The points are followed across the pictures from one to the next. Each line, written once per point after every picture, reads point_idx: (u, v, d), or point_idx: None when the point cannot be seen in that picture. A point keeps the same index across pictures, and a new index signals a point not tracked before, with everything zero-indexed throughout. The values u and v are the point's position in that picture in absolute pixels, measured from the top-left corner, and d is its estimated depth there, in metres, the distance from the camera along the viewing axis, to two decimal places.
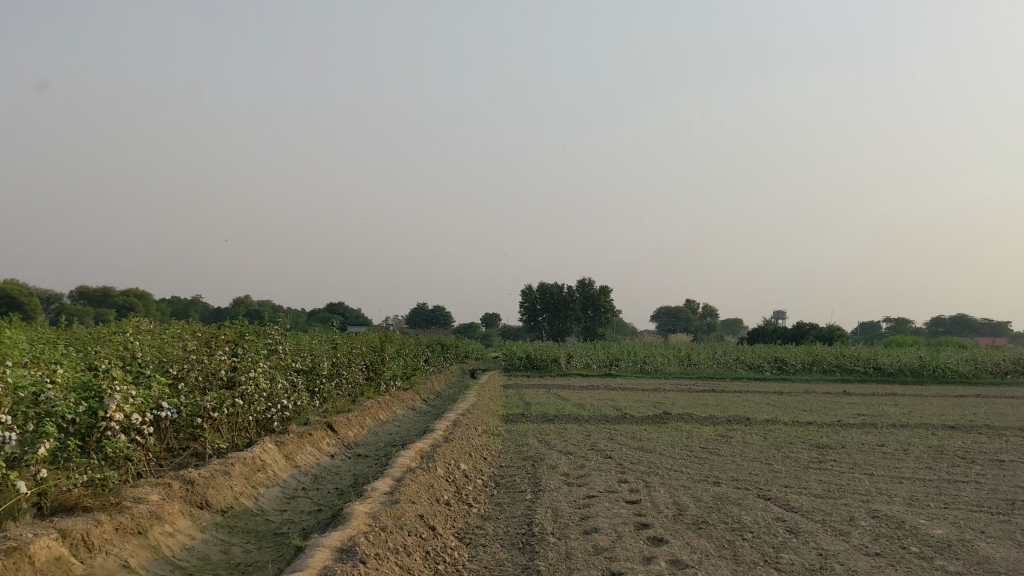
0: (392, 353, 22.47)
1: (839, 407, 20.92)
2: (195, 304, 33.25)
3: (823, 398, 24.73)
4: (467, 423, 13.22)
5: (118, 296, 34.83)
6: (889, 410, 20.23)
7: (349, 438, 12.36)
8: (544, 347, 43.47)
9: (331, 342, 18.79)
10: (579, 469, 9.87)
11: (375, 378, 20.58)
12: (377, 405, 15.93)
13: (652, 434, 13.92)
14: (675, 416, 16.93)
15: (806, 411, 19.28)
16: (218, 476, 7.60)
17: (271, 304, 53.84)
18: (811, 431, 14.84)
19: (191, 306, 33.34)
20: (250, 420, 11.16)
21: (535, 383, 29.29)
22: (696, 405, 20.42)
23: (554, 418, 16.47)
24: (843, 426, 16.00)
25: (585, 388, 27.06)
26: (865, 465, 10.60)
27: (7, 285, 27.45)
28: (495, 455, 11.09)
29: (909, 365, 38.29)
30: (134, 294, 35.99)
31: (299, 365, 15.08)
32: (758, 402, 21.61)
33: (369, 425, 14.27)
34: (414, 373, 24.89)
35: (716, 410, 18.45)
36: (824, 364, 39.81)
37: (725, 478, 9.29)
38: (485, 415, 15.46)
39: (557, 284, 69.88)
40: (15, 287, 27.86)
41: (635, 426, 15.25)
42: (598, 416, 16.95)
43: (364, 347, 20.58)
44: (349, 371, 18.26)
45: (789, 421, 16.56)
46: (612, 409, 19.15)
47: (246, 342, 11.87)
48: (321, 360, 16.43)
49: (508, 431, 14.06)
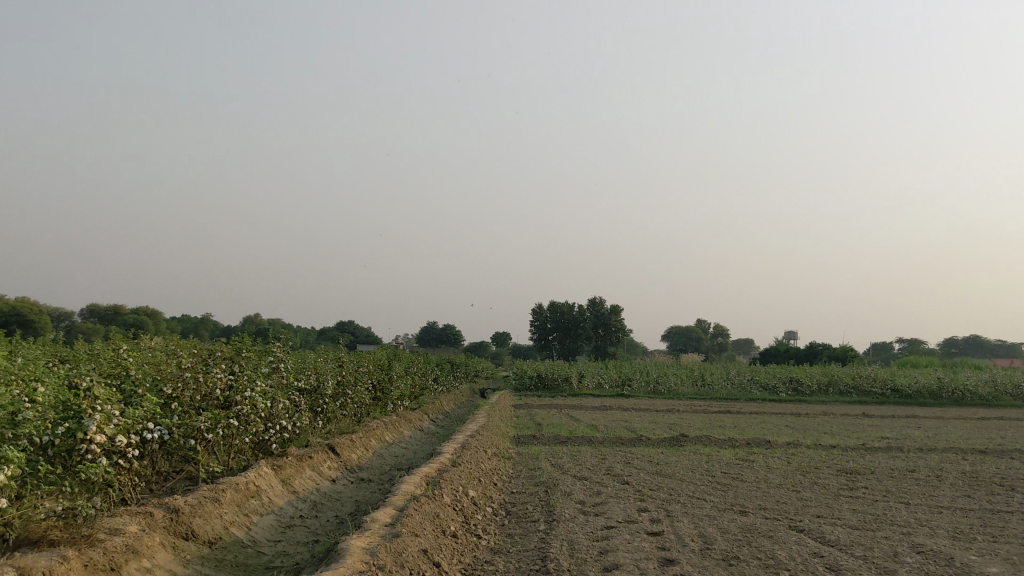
0: (400, 372, 21.93)
1: (861, 430, 20.23)
2: (204, 322, 32.85)
3: (843, 420, 24.01)
4: (476, 446, 12.63)
5: (127, 314, 34.46)
6: (913, 434, 19.50)
7: (352, 461, 11.79)
8: (555, 366, 42.87)
9: (337, 360, 18.26)
10: (595, 496, 9.26)
11: (383, 398, 20.04)
12: (383, 426, 15.37)
13: (669, 458, 13.30)
14: (693, 438, 16.29)
15: (828, 434, 18.58)
16: (206, 503, 7.04)
17: (280, 323, 53.47)
18: (836, 455, 14.19)
19: (201, 324, 32.96)
20: (247, 442, 10.62)
21: (547, 403, 28.69)
22: (713, 427, 19.76)
23: (567, 440, 15.86)
24: (868, 449, 15.34)
25: (598, 409, 26.43)
26: (899, 493, 9.96)
27: (17, 303, 27.14)
28: (506, 480, 10.50)
29: (928, 387, 37.47)
30: (144, 313, 35.61)
31: (302, 383, 14.56)
32: (776, 424, 20.93)
33: (374, 447, 13.70)
34: (423, 393, 24.33)
35: (734, 433, 17.79)
36: (840, 386, 39.03)
37: (752, 507, 8.68)
38: (496, 437, 14.88)
39: (568, 303, 69.33)
40: (25, 304, 27.54)
41: (651, 448, 14.65)
42: (612, 438, 16.33)
43: (372, 365, 20.05)
44: (355, 391, 17.72)
45: (811, 444, 15.91)
46: (627, 430, 18.52)
47: (245, 359, 11.34)
48: (326, 378, 15.90)
49: (520, 454, 13.47)
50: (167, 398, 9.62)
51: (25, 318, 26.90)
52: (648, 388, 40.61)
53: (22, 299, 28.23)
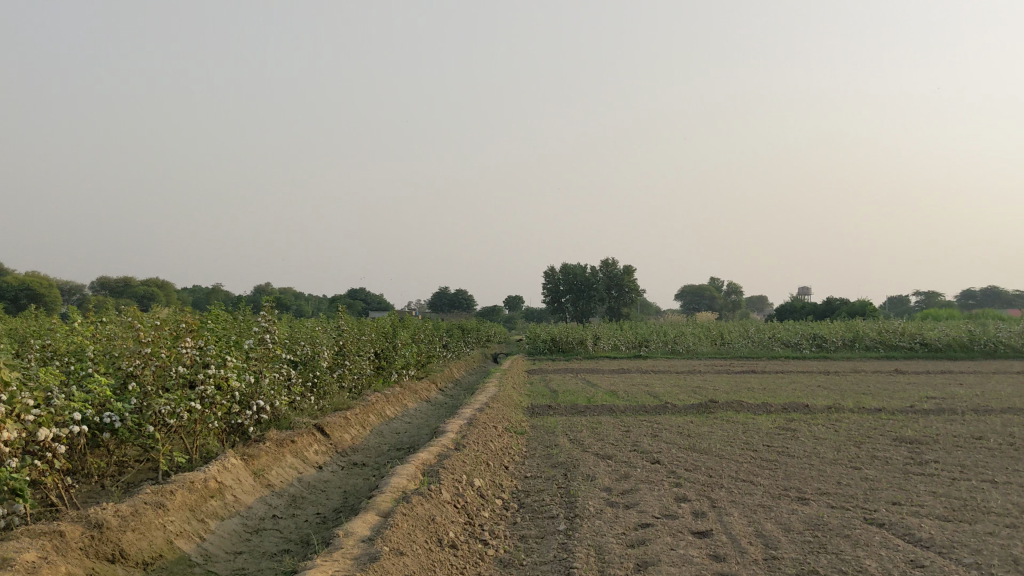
0: (406, 339, 20.58)
1: (900, 389, 18.77)
2: (217, 293, 31.52)
3: (877, 379, 22.55)
4: (485, 420, 11.24)
5: (136, 286, 33.25)
6: (957, 391, 18.05)
7: (345, 443, 10.44)
8: (569, 329, 41.48)
9: (336, 327, 16.93)
10: (623, 482, 7.87)
11: (386, 367, 18.68)
12: (383, 398, 14.00)
13: (701, 428, 11.89)
14: (723, 404, 14.85)
15: (866, 395, 17.14)
16: (148, 510, 5.70)
17: (291, 292, 52.20)
18: (886, 420, 12.75)
19: (212, 295, 31.64)
20: (219, 427, 9.30)
21: (561, 368, 27.33)
22: (741, 390, 18.35)
23: (585, 409, 14.46)
24: (917, 412, 13.89)
25: (615, 373, 25.07)
26: (977, 469, 8.51)
27: (24, 277, 25.93)
28: (518, 462, 9.10)
29: (958, 341, 35.97)
30: (156, 285, 34.33)
31: (289, 356, 13.20)
32: (808, 386, 19.48)
33: (372, 424, 12.35)
34: (431, 361, 23.01)
35: (766, 397, 16.36)
36: (866, 342, 37.54)
37: (811, 494, 7.25)
38: (506, 408, 13.50)
39: (580, 264, 68.03)
40: (31, 277, 26.33)
41: (679, 417, 13.24)
42: (635, 406, 14.92)
43: (374, 332, 18.68)
44: (354, 362, 16.34)
45: (853, 407, 14.47)
46: (648, 397, 17.10)
47: (219, 331, 9.94)
48: (320, 348, 14.54)
49: (534, 427, 12.09)
50: (124, 378, 8.28)
51: (36, 293, 25.64)
52: (666, 350, 39.20)
53: (27, 273, 27.05)
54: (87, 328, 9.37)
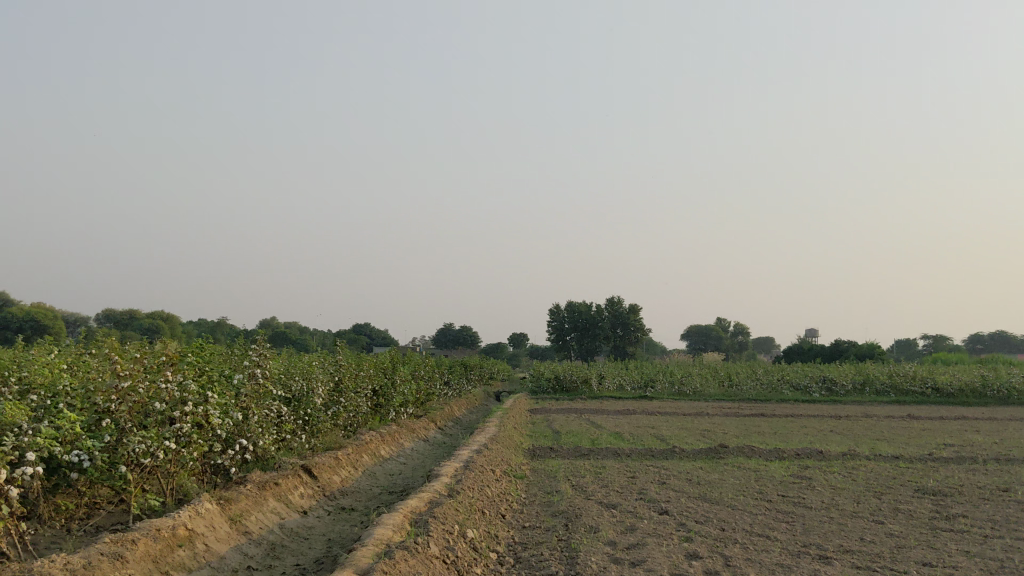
0: (406, 376, 20.04)
1: (916, 436, 18.12)
2: (220, 326, 31.00)
3: (889, 424, 21.89)
4: (482, 463, 10.65)
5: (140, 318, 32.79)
6: (975, 439, 17.41)
7: (334, 486, 9.86)
8: (575, 367, 40.84)
9: (333, 362, 16.42)
10: (629, 535, 7.31)
11: (384, 405, 18.13)
12: (378, 437, 13.43)
13: (711, 475, 11.30)
14: (732, 448, 14.25)
15: (880, 441, 16.52)
16: (102, 562, 5.15)
17: (295, 326, 51.60)
18: (905, 469, 12.15)
19: (215, 328, 31.13)
20: (199, 467, 8.75)
21: (565, 408, 26.70)
22: (750, 434, 17.73)
23: (588, 452, 13.88)
24: (936, 461, 13.27)
25: (620, 414, 24.49)
26: (1010, 524, 7.92)
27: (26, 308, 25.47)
28: (516, 510, 8.53)
29: (970, 386, 35.23)
30: (160, 318, 33.81)
31: (280, 392, 12.67)
32: (820, 431, 18.86)
33: (365, 465, 11.78)
34: (431, 399, 22.44)
35: (776, 442, 15.75)
36: (876, 386, 36.82)
37: (834, 551, 6.68)
38: (506, 450, 12.92)
39: (586, 302, 67.55)
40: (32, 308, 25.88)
41: (687, 462, 12.65)
42: (641, 450, 14.33)
43: (372, 368, 18.14)
44: (350, 399, 15.80)
45: (869, 455, 13.85)
46: (654, 439, 16.51)
47: (207, 365, 9.42)
48: (315, 383, 14.02)
49: (535, 471, 11.51)
50: (99, 414, 7.76)
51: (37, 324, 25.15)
52: (672, 390, 38.53)
53: (28, 303, 26.59)
54: (66, 359, 8.86)
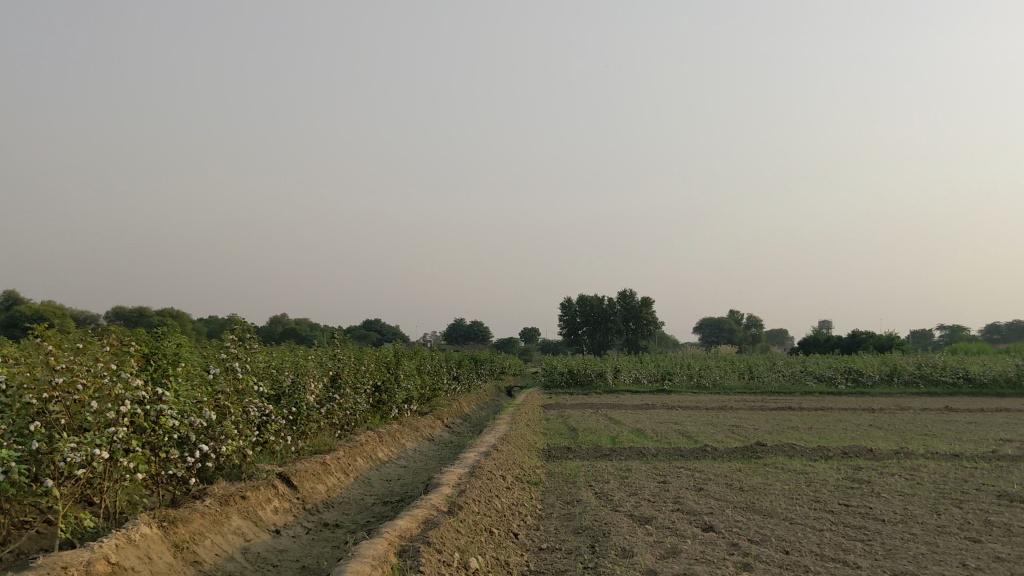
0: (411, 370, 18.64)
1: (966, 430, 16.58)
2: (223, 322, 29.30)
3: (930, 417, 20.40)
4: (490, 466, 9.23)
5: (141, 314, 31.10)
6: None
7: (317, 496, 8.46)
8: (588, 361, 39.28)
9: (330, 355, 15.02)
10: (672, 563, 5.84)
11: (386, 403, 16.72)
12: (375, 438, 12.05)
13: (754, 479, 9.83)
14: (771, 446, 12.79)
15: (929, 437, 15.02)
16: None
17: (303, 322, 49.96)
18: (972, 470, 10.67)
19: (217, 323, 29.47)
20: (157, 477, 7.33)
21: (580, 403, 25.19)
22: (783, 430, 16.29)
23: (610, 453, 12.42)
24: (1002, 459, 11.79)
25: (638, 408, 23.04)
26: None
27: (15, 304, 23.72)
28: (531, 527, 7.10)
29: (1004, 376, 33.62)
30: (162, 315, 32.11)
31: (263, 385, 11.29)
32: (858, 426, 17.37)
33: (358, 471, 10.36)
34: (438, 395, 21.03)
35: (817, 439, 14.26)
36: (905, 376, 35.25)
37: None
38: (517, 451, 11.45)
39: (597, 295, 65.99)
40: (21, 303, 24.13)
41: (723, 464, 11.18)
42: (668, 449, 12.88)
43: (373, 363, 16.71)
44: (346, 396, 14.36)
45: (926, 453, 12.38)
46: (680, 437, 15.06)
47: (171, 356, 8.00)
48: (306, 378, 12.64)
49: (551, 477, 10.06)
50: (28, 416, 6.36)
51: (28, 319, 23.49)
52: (690, 383, 37.05)
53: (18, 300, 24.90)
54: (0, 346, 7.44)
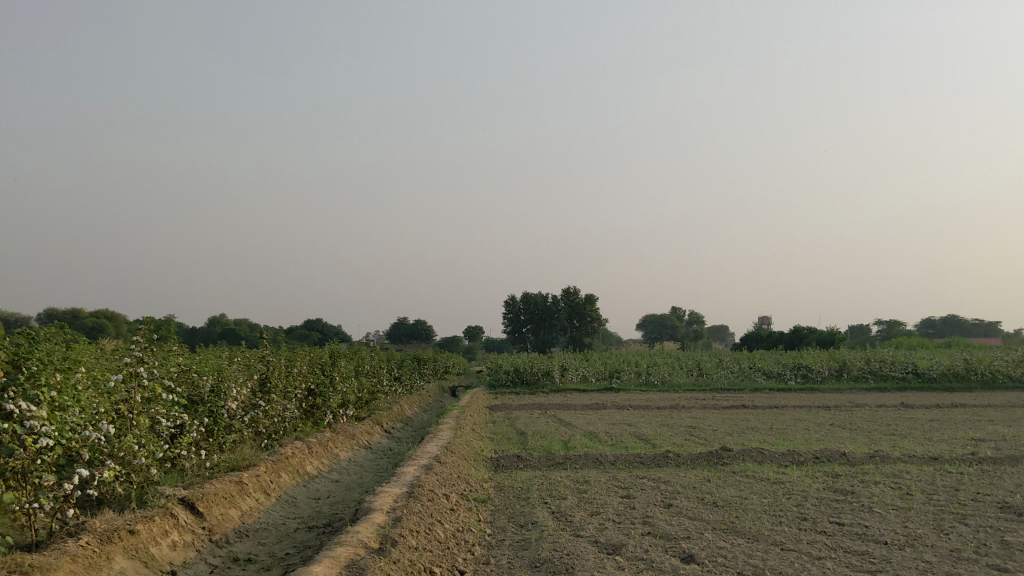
0: (347, 371, 17.38)
1: (931, 428, 15.90)
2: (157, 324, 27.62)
3: (887, 415, 19.76)
4: (432, 483, 8.08)
5: None
6: (1000, 430, 15.29)
7: (228, 524, 7.23)
8: (534, 359, 38.12)
9: (256, 356, 13.72)
10: None
11: (319, 408, 15.44)
12: (302, 449, 10.80)
13: (726, 492, 8.83)
14: (736, 451, 11.84)
15: (896, 437, 14.26)
16: None
17: (241, 322, 48.10)
18: (956, 475, 9.83)
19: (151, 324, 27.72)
20: (26, 508, 6.01)
21: (528, 403, 24.17)
22: (744, 432, 15.41)
23: (563, 461, 11.34)
24: (981, 462, 11.00)
25: (587, 408, 22.08)
26: None
27: None
28: (480, 562, 5.96)
29: (953, 370, 33.44)
30: None
31: (176, 392, 9.95)
32: (821, 426, 16.57)
33: (282, 491, 9.12)
34: (377, 398, 19.76)
35: (782, 442, 13.37)
36: (854, 371, 34.92)
37: None
38: (464, 463, 10.29)
39: (542, 292, 65.11)
40: None
41: (688, 474, 10.15)
42: (626, 455, 11.84)
43: (305, 365, 15.40)
44: (273, 402, 13.04)
45: (901, 456, 11.55)
46: (636, 441, 14.07)
47: (47, 364, 6.68)
48: (228, 383, 11.33)
49: (499, 491, 8.94)
50: None
51: None
52: (638, 381, 36.29)
53: None
54: None
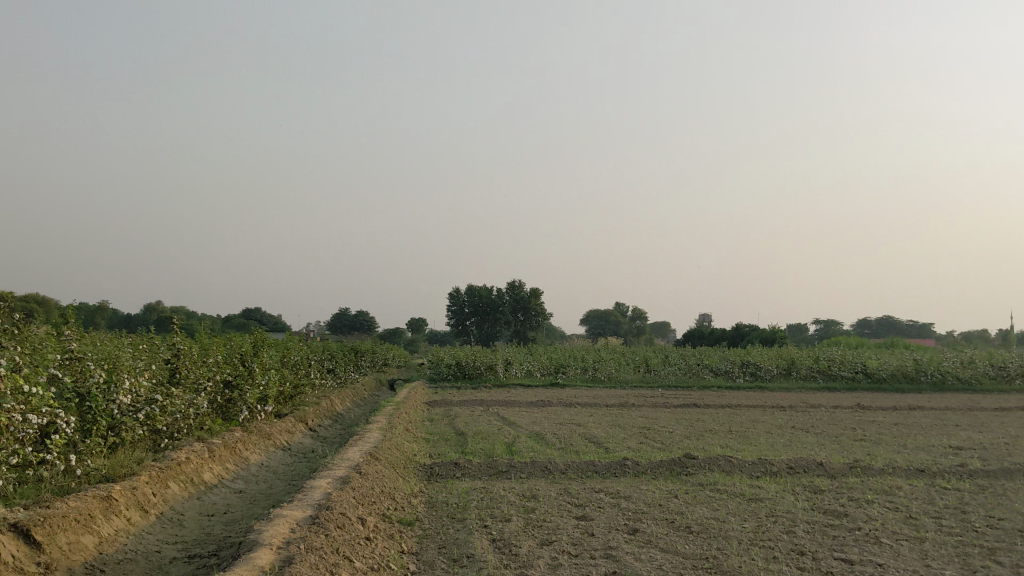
0: (270, 363, 15.73)
1: (901, 434, 14.78)
2: (99, 312, 25.56)
3: (848, 417, 18.68)
4: (347, 502, 6.56)
5: None
6: (976, 437, 14.20)
7: (77, 557, 5.65)
8: (477, 352, 36.55)
9: (164, 345, 12.06)
10: None
11: (235, 404, 13.76)
12: (201, 452, 9.19)
13: (699, 513, 7.44)
14: (700, 459, 10.47)
15: (867, 444, 13.07)
16: None
17: (179, 310, 45.91)
18: (954, 492, 8.59)
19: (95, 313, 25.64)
20: None
21: (469, 400, 22.64)
22: (704, 436, 14.13)
23: (507, 469, 9.87)
24: (973, 476, 9.81)
25: (530, 406, 20.63)
26: None
27: None
28: None
29: (903, 371, 32.70)
30: None
31: (50, 384, 8.28)
32: (787, 430, 15.33)
33: (167, 508, 7.52)
34: (304, 392, 18.07)
35: (748, 448, 12.05)
36: (802, 370, 34.03)
37: None
38: (392, 473, 8.75)
39: (486, 284, 63.33)
40: None
41: (651, 487, 8.76)
42: (577, 462, 10.42)
43: (222, 355, 13.71)
44: (180, 397, 11.36)
45: (884, 467, 10.31)
46: (586, 444, 12.67)
47: None
48: (121, 375, 9.65)
49: (429, 510, 7.44)
50: None
51: None
52: (584, 377, 35.09)
53: None
54: None
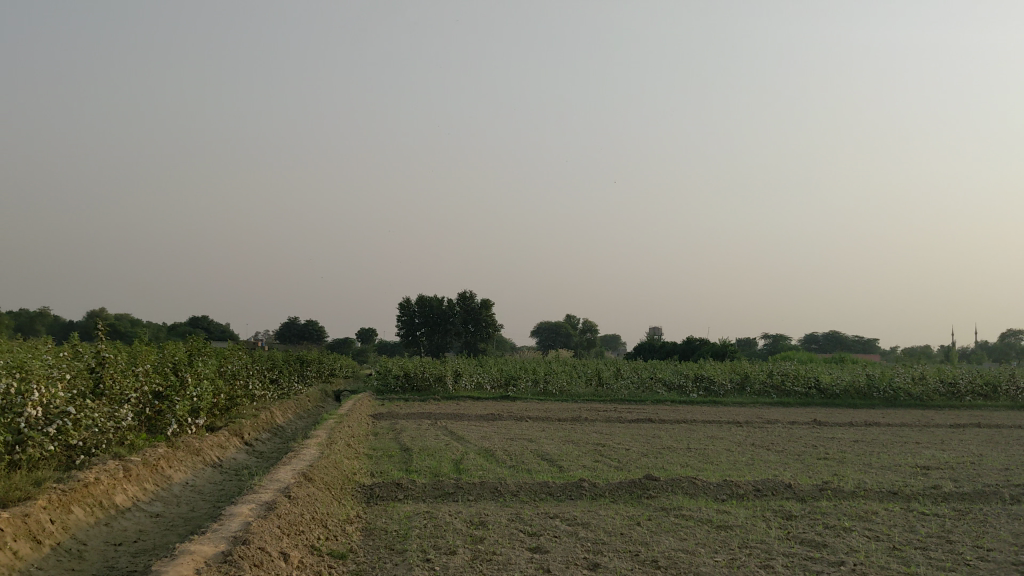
0: (205, 373, 14.76)
1: (864, 453, 14.26)
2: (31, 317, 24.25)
3: (807, 434, 18.17)
4: (269, 533, 5.74)
5: None
6: (941, 456, 13.73)
7: None
8: (427, 362, 35.63)
9: (87, 351, 11.09)
10: None
11: (163, 416, 12.79)
12: (114, 471, 8.27)
13: (665, 544, 6.72)
14: (661, 480, 9.80)
15: (832, 464, 12.50)
16: None
17: (121, 316, 44.36)
18: (933, 518, 8.00)
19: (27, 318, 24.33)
20: None
21: (416, 413, 21.78)
22: (662, 454, 13.47)
23: (454, 490, 9.08)
24: (948, 500, 9.24)
25: (480, 420, 19.85)
26: None
27: None
28: None
29: (855, 387, 32.45)
30: None
31: None
32: (747, 448, 14.75)
33: (67, 537, 6.62)
34: (241, 403, 17.10)
35: (708, 469, 11.41)
36: (755, 385, 33.65)
37: None
38: (326, 496, 7.94)
39: (437, 295, 62.37)
40: None
41: (611, 512, 8.03)
42: (530, 483, 9.66)
43: (151, 364, 12.74)
44: (99, 409, 10.40)
45: (854, 490, 9.71)
46: (539, 462, 11.93)
47: None
48: (30, 385, 8.70)
49: (365, 540, 6.63)
50: None
51: None
52: (536, 390, 34.36)
53: None
54: None
